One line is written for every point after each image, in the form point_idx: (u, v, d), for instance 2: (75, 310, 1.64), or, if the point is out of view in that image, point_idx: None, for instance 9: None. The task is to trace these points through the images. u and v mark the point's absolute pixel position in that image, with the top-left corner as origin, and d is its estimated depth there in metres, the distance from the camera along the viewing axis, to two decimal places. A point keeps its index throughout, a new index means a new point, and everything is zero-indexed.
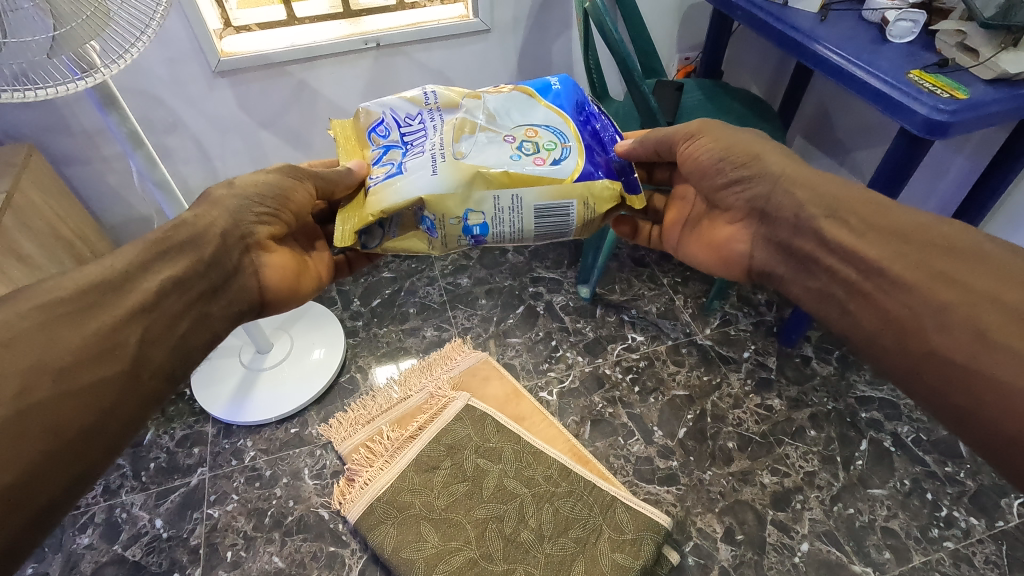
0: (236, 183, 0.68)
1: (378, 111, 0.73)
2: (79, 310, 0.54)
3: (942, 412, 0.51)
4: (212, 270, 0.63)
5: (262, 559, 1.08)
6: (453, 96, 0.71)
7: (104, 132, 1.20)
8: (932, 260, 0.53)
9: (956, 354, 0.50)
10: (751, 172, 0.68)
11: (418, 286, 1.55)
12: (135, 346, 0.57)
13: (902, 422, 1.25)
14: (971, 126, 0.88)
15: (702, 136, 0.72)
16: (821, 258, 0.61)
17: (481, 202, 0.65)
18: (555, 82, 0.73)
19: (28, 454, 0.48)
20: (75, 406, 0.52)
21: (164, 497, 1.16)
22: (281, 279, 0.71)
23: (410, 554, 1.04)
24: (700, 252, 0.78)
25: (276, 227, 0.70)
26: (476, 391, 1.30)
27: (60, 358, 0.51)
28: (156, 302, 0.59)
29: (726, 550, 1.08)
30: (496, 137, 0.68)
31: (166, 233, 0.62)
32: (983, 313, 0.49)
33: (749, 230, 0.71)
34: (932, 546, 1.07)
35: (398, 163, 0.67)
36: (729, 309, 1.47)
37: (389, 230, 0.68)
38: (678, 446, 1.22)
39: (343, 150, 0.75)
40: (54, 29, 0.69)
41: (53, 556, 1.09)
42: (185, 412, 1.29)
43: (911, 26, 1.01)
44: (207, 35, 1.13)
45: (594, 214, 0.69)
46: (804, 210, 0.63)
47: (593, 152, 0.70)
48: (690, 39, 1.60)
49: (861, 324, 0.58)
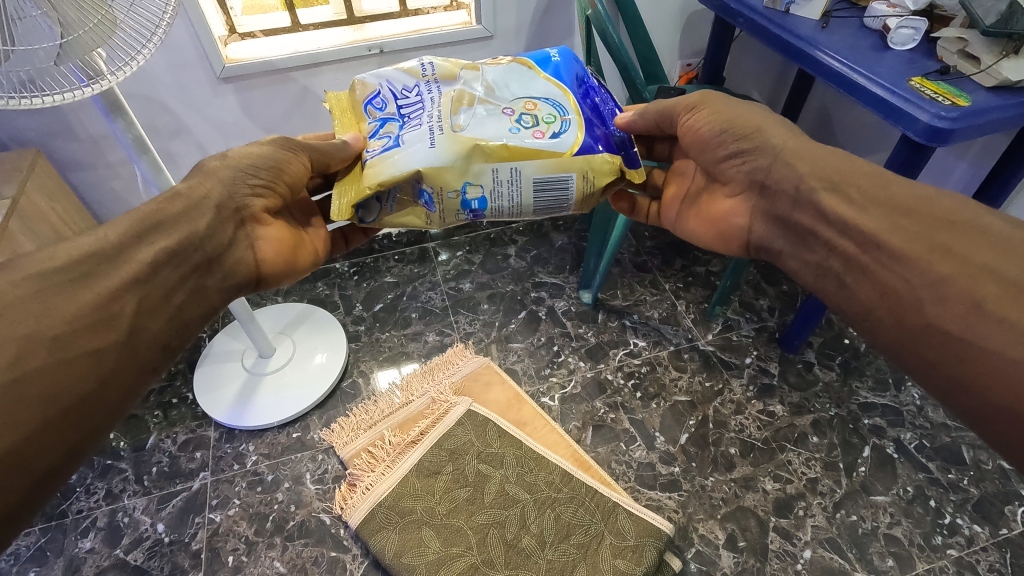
0: (229, 154, 0.68)
1: (375, 83, 0.74)
2: (73, 280, 0.54)
3: (935, 384, 0.52)
4: (207, 240, 0.64)
5: (263, 564, 1.08)
6: (451, 68, 0.72)
7: (109, 137, 1.20)
8: (932, 233, 0.53)
9: (952, 326, 0.50)
10: (752, 144, 0.68)
11: (420, 291, 1.56)
12: (130, 317, 0.57)
13: (905, 428, 1.25)
14: (973, 133, 0.88)
15: (702, 108, 0.72)
16: (820, 231, 0.61)
17: (480, 174, 0.65)
18: (555, 56, 0.74)
19: (27, 419, 0.49)
20: (72, 373, 0.52)
21: (166, 501, 1.16)
22: (277, 253, 0.71)
23: (411, 560, 1.04)
24: (699, 227, 0.78)
25: (271, 199, 0.70)
26: (478, 397, 1.30)
27: (55, 326, 0.52)
28: (151, 273, 0.59)
29: (728, 557, 1.08)
30: (495, 110, 0.68)
31: (161, 205, 0.62)
32: (981, 284, 0.49)
33: (749, 203, 0.71)
34: (936, 553, 1.07)
35: (396, 136, 0.67)
36: (731, 315, 1.47)
37: (387, 204, 0.68)
38: (680, 452, 1.22)
39: (341, 122, 0.76)
40: (62, 37, 0.70)
41: (54, 560, 1.09)
42: (187, 416, 1.30)
43: (912, 33, 1.02)
44: (212, 42, 1.14)
45: (594, 187, 0.68)
46: (805, 182, 0.63)
47: (592, 125, 0.69)
48: (691, 45, 1.60)
49: (858, 297, 0.58)
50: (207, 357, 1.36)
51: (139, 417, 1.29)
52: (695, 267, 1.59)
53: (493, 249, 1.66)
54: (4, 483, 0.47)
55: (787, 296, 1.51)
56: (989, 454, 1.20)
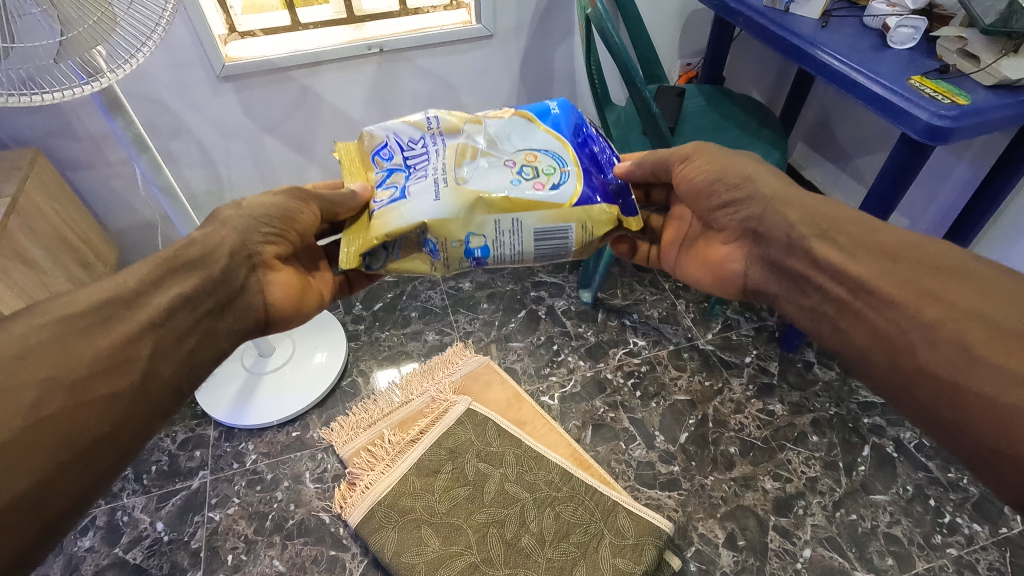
0: (243, 204, 0.68)
1: (382, 135, 0.73)
2: (91, 325, 0.55)
3: (933, 427, 0.51)
4: (219, 287, 0.63)
5: (262, 563, 1.08)
6: (454, 121, 0.71)
7: (109, 137, 1.20)
8: (919, 277, 0.53)
9: (944, 370, 0.50)
10: (744, 193, 0.68)
11: (420, 290, 1.56)
12: (145, 360, 0.57)
13: (904, 427, 1.25)
14: (973, 132, 0.88)
15: (696, 158, 0.72)
16: (813, 276, 0.61)
17: (482, 225, 0.65)
18: (553, 106, 0.74)
19: (41, 463, 0.49)
20: (86, 418, 0.52)
21: (165, 500, 1.16)
22: (285, 295, 0.70)
23: (411, 559, 1.04)
24: (697, 271, 0.77)
25: (281, 246, 0.70)
26: (478, 396, 1.30)
27: (73, 370, 0.52)
28: (165, 318, 0.59)
29: (728, 556, 1.08)
30: (496, 162, 0.69)
31: (177, 250, 0.62)
32: (969, 328, 0.49)
33: (744, 249, 0.70)
34: (936, 553, 1.07)
35: (401, 187, 0.67)
36: (730, 314, 1.47)
37: (393, 252, 0.68)
38: (679, 451, 1.22)
39: (349, 172, 0.75)
40: (61, 34, 0.70)
41: (53, 559, 1.09)
42: (187, 415, 1.30)
43: (911, 33, 1.02)
44: (212, 41, 1.14)
45: (592, 236, 0.68)
46: (795, 229, 0.63)
47: (591, 176, 0.70)
48: (691, 45, 1.61)
49: (851, 341, 0.58)
50: None
51: None
52: None
53: None
54: (13, 527, 0.47)
55: None
56: None
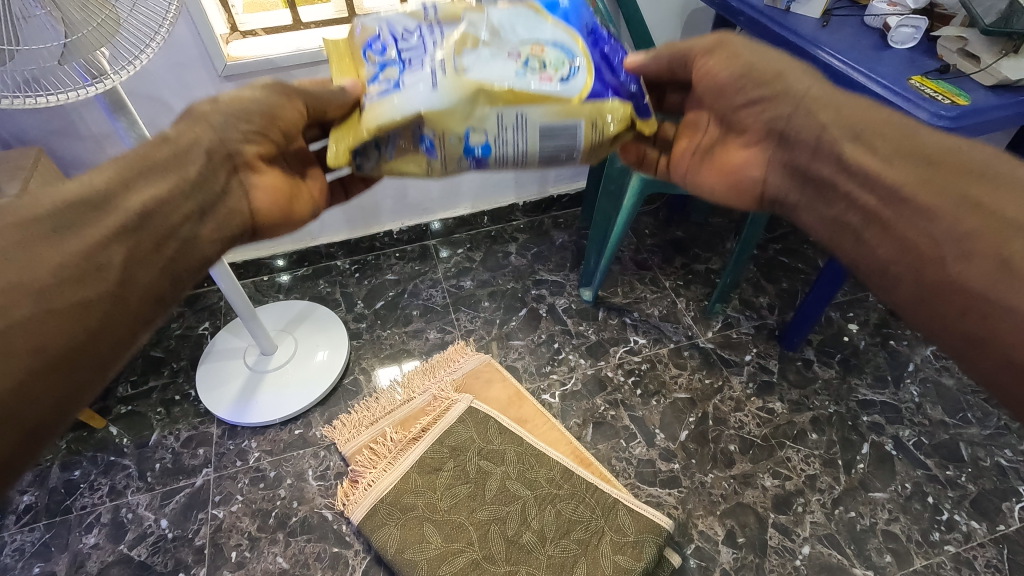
0: (220, 98, 0.62)
1: (374, 26, 0.65)
2: (60, 228, 0.49)
3: (953, 343, 0.49)
4: (198, 190, 0.57)
5: (266, 559, 1.09)
6: (453, 9, 0.63)
7: (112, 136, 1.21)
8: (958, 183, 0.50)
9: (974, 281, 0.47)
10: (775, 90, 0.61)
11: (421, 288, 1.56)
12: (120, 267, 0.51)
13: (903, 425, 1.26)
14: (973, 132, 0.88)
15: (719, 52, 0.65)
16: (841, 183, 0.56)
17: (483, 120, 0.57)
18: (562, 1, 0.65)
19: (12, 369, 0.43)
20: (62, 325, 0.46)
21: (169, 497, 1.17)
22: (271, 204, 0.64)
23: (413, 556, 1.05)
24: (710, 180, 0.70)
25: (265, 146, 0.63)
26: (479, 393, 1.31)
27: (40, 276, 0.46)
28: (141, 219, 0.53)
29: (727, 553, 1.08)
30: (499, 53, 0.59)
31: (149, 151, 0.57)
32: (1009, 239, 0.46)
33: (766, 154, 0.64)
34: (933, 550, 1.08)
35: (395, 80, 0.59)
36: (730, 313, 1.48)
37: (386, 151, 0.59)
38: (679, 449, 1.23)
39: (337, 69, 0.68)
40: (66, 37, 0.70)
41: (59, 556, 1.10)
42: (190, 413, 1.30)
43: (912, 32, 1.02)
44: (214, 41, 1.14)
45: (604, 137, 0.60)
46: (826, 131, 0.57)
47: (604, 72, 0.61)
48: None
49: (874, 253, 0.54)
50: (208, 355, 1.37)
51: (142, 414, 1.30)
52: (695, 266, 1.59)
53: (494, 246, 1.67)
54: None
55: (786, 295, 1.52)
56: (987, 452, 1.21)
